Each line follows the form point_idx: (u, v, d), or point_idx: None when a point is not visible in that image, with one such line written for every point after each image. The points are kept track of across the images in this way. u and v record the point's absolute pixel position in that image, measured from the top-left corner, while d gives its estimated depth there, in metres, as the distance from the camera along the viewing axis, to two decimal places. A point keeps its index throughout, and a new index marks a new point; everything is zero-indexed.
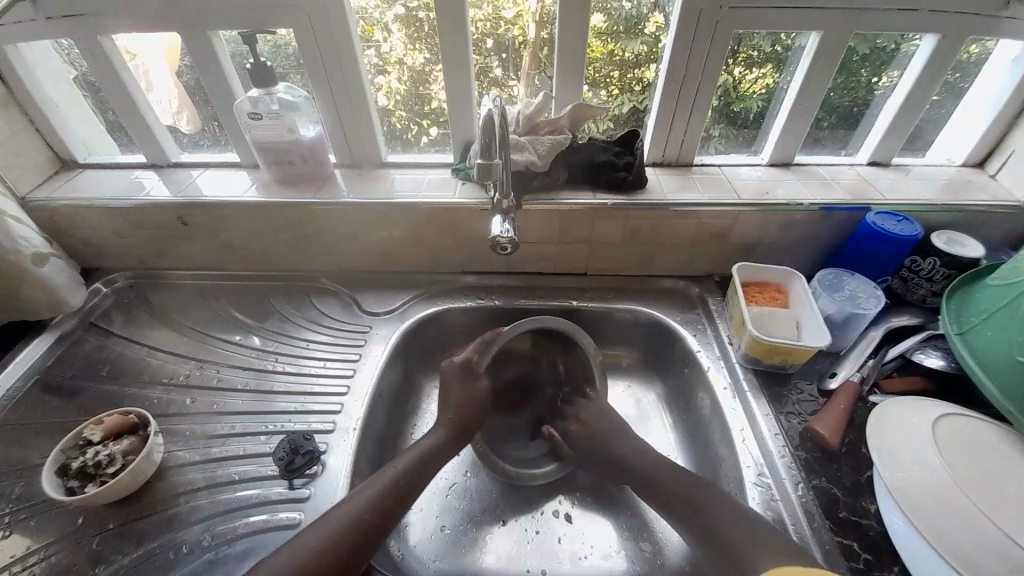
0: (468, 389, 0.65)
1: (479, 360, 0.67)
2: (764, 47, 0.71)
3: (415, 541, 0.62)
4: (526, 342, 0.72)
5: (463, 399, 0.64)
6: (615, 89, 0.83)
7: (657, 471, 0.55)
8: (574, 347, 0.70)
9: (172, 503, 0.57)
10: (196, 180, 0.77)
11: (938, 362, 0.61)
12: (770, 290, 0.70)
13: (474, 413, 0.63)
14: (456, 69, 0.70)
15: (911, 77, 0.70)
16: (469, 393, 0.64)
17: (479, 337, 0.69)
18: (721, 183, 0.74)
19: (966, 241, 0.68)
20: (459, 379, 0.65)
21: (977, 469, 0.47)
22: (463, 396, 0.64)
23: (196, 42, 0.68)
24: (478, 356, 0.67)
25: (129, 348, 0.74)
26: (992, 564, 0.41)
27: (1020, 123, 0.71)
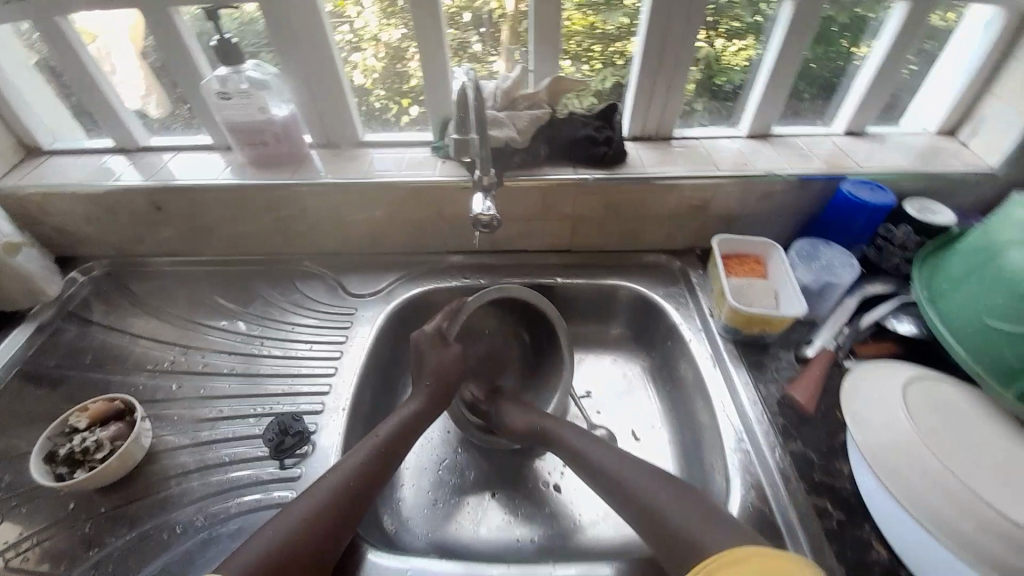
0: (442, 354, 0.65)
1: (449, 326, 0.67)
2: (744, 18, 0.70)
3: (409, 516, 0.63)
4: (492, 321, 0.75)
5: (450, 366, 0.64)
6: (597, 64, 0.76)
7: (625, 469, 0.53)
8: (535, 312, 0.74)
9: (164, 485, 0.57)
10: (167, 164, 0.75)
11: (909, 328, 0.63)
12: (749, 261, 0.71)
13: (453, 377, 0.64)
14: (432, 44, 0.69)
15: (884, 47, 0.70)
16: (454, 360, 0.65)
17: (445, 307, 0.69)
18: (701, 157, 0.74)
19: (938, 208, 0.69)
20: (430, 345, 0.65)
21: (944, 430, 0.50)
22: (448, 365, 0.64)
23: (158, 20, 0.65)
24: (448, 323, 0.67)
25: (110, 335, 0.73)
26: (962, 521, 0.44)
27: (992, 91, 0.72)
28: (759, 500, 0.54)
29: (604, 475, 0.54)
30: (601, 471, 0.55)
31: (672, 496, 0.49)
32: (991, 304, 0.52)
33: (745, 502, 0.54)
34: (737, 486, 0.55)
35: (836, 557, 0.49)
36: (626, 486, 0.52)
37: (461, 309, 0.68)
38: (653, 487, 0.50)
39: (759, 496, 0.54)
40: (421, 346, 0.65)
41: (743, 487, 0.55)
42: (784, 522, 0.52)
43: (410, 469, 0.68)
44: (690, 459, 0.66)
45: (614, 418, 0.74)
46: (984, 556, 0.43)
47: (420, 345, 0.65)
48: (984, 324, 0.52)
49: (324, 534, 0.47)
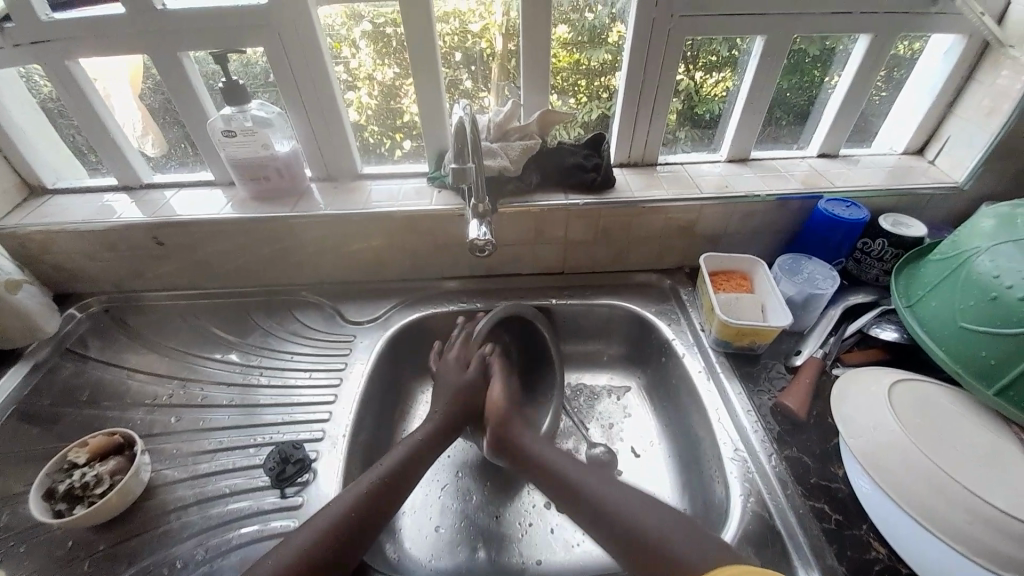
0: (458, 376, 0.70)
1: (464, 353, 0.73)
2: (721, 52, 0.75)
3: (410, 544, 0.63)
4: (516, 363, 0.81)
5: (467, 386, 0.68)
6: (582, 97, 0.81)
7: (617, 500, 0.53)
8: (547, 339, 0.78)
9: (162, 520, 0.56)
10: (170, 200, 0.77)
11: (892, 334, 0.66)
12: (735, 277, 0.74)
13: (471, 395, 0.68)
14: (427, 81, 0.73)
15: (849, 77, 0.75)
16: (471, 381, 0.69)
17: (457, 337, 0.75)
18: (685, 180, 0.78)
19: (911, 222, 0.73)
20: (450, 371, 0.70)
21: (929, 426, 0.51)
22: (463, 383, 0.68)
23: (165, 65, 0.68)
24: (466, 347, 0.73)
25: (107, 371, 0.73)
26: (957, 515, 0.45)
27: (952, 112, 0.77)
28: (760, 507, 0.54)
29: (595, 508, 0.53)
30: (592, 502, 0.53)
31: (666, 528, 0.49)
32: (964, 306, 0.55)
33: (747, 512, 0.54)
34: (736, 493, 0.56)
35: (837, 558, 0.50)
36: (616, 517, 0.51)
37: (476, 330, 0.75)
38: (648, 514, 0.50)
39: (760, 504, 0.55)
40: (446, 372, 0.71)
41: (742, 494, 0.56)
42: (786, 530, 0.53)
43: (412, 495, 0.67)
44: (689, 473, 0.66)
45: (614, 435, 0.74)
46: (976, 546, 0.43)
47: (443, 369, 0.71)
48: (961, 327, 0.55)
49: (322, 552, 0.47)
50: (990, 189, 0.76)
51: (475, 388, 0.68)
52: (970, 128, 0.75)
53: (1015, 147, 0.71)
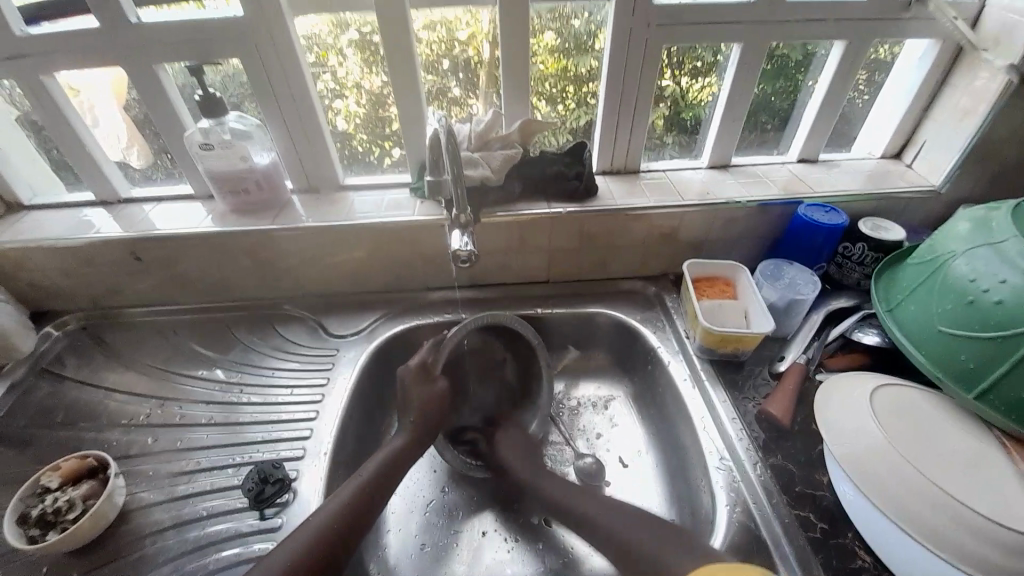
0: (427, 390, 0.66)
1: (435, 361, 0.68)
2: (705, 58, 0.75)
3: (396, 563, 0.61)
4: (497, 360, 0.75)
5: (437, 401, 0.65)
6: (570, 103, 0.80)
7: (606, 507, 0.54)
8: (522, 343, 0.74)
9: (136, 546, 0.55)
10: (148, 214, 0.76)
11: (874, 338, 0.66)
12: (719, 284, 0.74)
13: (439, 413, 0.65)
14: (409, 90, 0.73)
15: (826, 81, 0.76)
16: (439, 397, 0.66)
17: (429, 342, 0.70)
18: (667, 187, 0.79)
19: (890, 226, 0.74)
20: (416, 382, 0.66)
21: (912, 432, 0.51)
22: (432, 399, 0.65)
23: (143, 79, 0.68)
24: (433, 358, 0.68)
25: (83, 390, 0.71)
26: (943, 523, 0.45)
27: (927, 117, 0.78)
28: (745, 518, 0.54)
29: (585, 520, 0.55)
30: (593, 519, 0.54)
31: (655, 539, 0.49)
32: (942, 310, 0.55)
33: (733, 523, 0.54)
34: (721, 503, 0.56)
35: (822, 567, 0.50)
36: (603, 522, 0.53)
37: (444, 341, 0.69)
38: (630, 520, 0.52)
39: (744, 514, 0.55)
40: (408, 383, 0.66)
41: (727, 505, 0.56)
42: (772, 540, 0.52)
43: (397, 511, 0.66)
44: (676, 482, 0.66)
45: (601, 444, 0.74)
46: (963, 553, 0.44)
47: (406, 380, 0.66)
48: (939, 331, 0.55)
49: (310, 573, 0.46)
50: (967, 192, 0.77)
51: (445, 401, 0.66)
52: (945, 132, 0.76)
53: (989, 149, 0.73)
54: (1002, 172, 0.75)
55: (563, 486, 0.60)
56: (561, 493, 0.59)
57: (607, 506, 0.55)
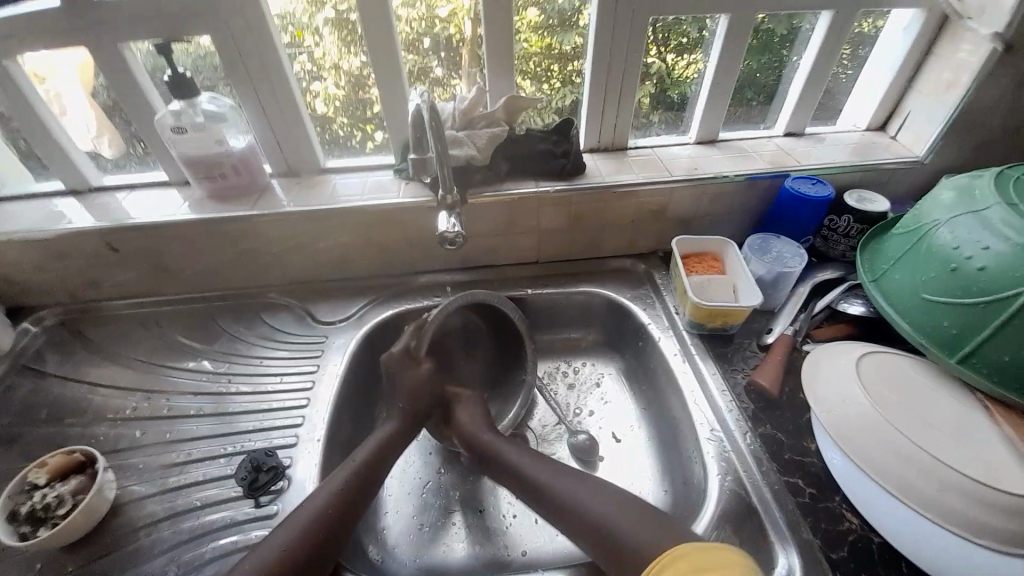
0: (412, 374, 0.65)
1: (419, 345, 0.67)
2: (691, 33, 0.74)
3: (394, 542, 0.62)
4: (489, 339, 0.76)
5: (422, 386, 0.64)
6: (555, 82, 0.79)
7: (587, 494, 0.51)
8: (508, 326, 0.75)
9: (131, 538, 0.54)
10: (122, 203, 0.73)
11: (859, 308, 0.67)
12: (707, 259, 0.74)
13: (427, 398, 0.64)
14: (388, 69, 0.70)
15: (811, 57, 0.76)
16: (425, 381, 0.65)
17: (412, 326, 0.69)
18: (654, 164, 0.78)
19: (875, 198, 0.74)
20: (400, 366, 0.65)
21: (896, 397, 0.53)
22: (418, 384, 0.64)
23: (108, 60, 0.65)
24: (416, 343, 0.67)
25: (66, 386, 0.69)
26: (928, 486, 0.47)
27: (913, 88, 0.78)
28: (736, 486, 0.55)
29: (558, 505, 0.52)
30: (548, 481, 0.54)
31: (632, 522, 0.47)
32: (927, 278, 0.56)
33: (724, 492, 0.55)
34: (713, 473, 0.57)
35: (811, 530, 0.51)
36: (579, 511, 0.50)
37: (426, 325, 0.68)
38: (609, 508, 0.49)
39: (735, 482, 0.56)
40: (392, 367, 0.65)
41: (719, 474, 0.57)
42: (762, 505, 0.54)
43: (392, 495, 0.66)
44: (669, 454, 0.67)
45: (594, 422, 0.75)
46: (951, 516, 0.46)
47: (393, 367, 0.65)
48: (924, 299, 0.56)
49: (313, 561, 0.47)
50: (950, 161, 0.78)
51: (434, 381, 0.66)
52: (930, 104, 0.76)
53: (972, 119, 0.73)
54: (984, 141, 0.76)
55: (525, 454, 0.58)
56: (519, 457, 0.58)
57: (581, 493, 0.52)
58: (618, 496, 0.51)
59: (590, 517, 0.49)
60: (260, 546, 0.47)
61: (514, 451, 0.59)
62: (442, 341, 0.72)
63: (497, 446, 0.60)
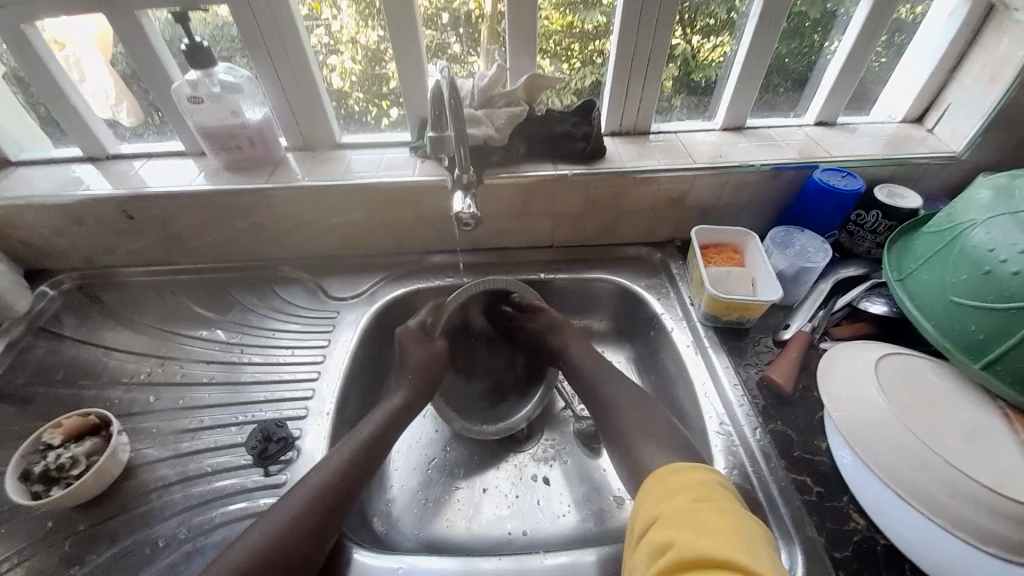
0: (425, 349, 0.65)
1: (435, 323, 0.68)
2: (719, 14, 0.71)
3: (398, 517, 0.63)
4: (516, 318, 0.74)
5: (433, 362, 0.64)
6: (575, 62, 0.76)
7: (631, 405, 0.57)
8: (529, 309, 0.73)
9: (143, 499, 0.56)
10: (138, 171, 0.73)
11: (881, 308, 0.65)
12: (726, 250, 0.72)
13: (436, 373, 0.64)
14: (407, 43, 0.68)
15: (848, 43, 0.72)
16: (436, 357, 0.65)
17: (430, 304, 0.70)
18: (677, 149, 0.75)
19: (906, 193, 0.71)
20: (415, 340, 0.66)
21: (913, 401, 0.51)
22: (428, 360, 0.64)
23: (124, 25, 0.64)
24: (432, 320, 0.68)
25: (83, 349, 0.71)
26: (940, 492, 0.46)
27: (955, 79, 0.74)
28: (743, 480, 0.55)
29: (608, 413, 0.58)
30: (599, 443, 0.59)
31: (644, 426, 0.54)
32: (956, 280, 0.54)
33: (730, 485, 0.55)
34: (720, 465, 0.57)
35: (816, 528, 0.51)
36: (617, 417, 0.57)
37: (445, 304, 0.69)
38: (640, 412, 0.56)
39: (742, 476, 0.55)
40: (406, 341, 0.65)
41: (726, 467, 0.56)
42: (768, 501, 0.53)
43: (398, 470, 0.67)
44: None
45: None
46: (961, 522, 0.45)
47: (404, 339, 0.66)
48: (951, 302, 0.54)
49: (313, 534, 0.47)
50: (988, 158, 0.74)
51: (444, 359, 0.66)
52: (973, 96, 0.72)
53: (1017, 114, 0.69)
54: None
55: (609, 373, 0.63)
56: (604, 376, 0.62)
57: (626, 403, 0.58)
58: (654, 406, 0.57)
59: (620, 419, 0.56)
60: (266, 515, 0.47)
61: (596, 370, 0.63)
62: (461, 324, 0.73)
63: (588, 369, 0.64)
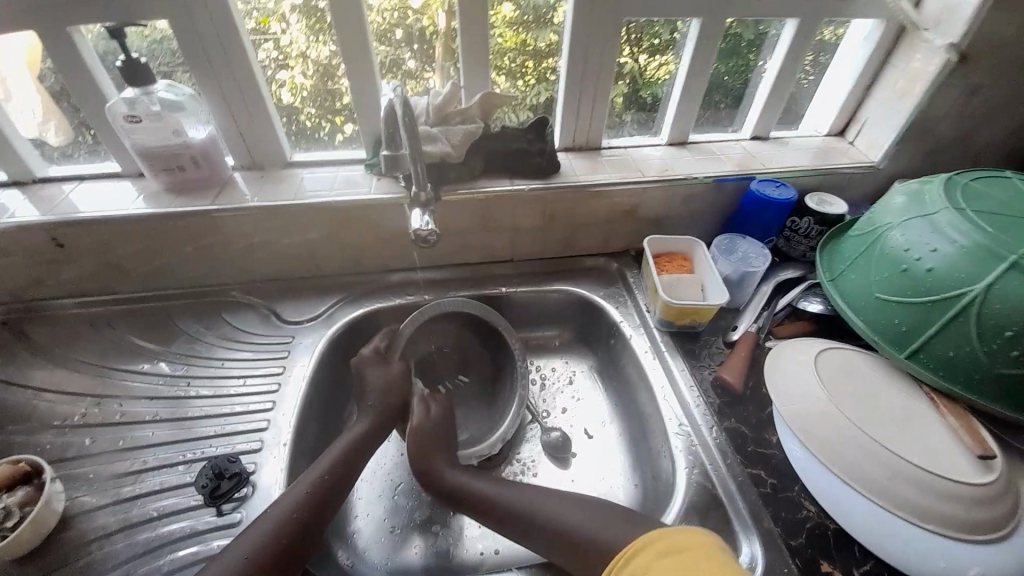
0: (384, 372, 0.66)
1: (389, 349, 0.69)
2: (663, 35, 0.75)
3: (366, 546, 0.61)
4: (471, 341, 0.78)
5: (396, 382, 0.65)
6: (530, 79, 0.79)
7: (568, 507, 0.52)
8: (490, 334, 0.76)
9: (85, 551, 0.52)
10: (69, 195, 0.69)
11: (818, 306, 0.70)
12: (676, 259, 0.76)
13: (400, 392, 0.65)
14: (360, 59, 0.68)
15: (777, 64, 0.79)
16: (397, 377, 0.66)
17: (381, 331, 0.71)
18: (627, 164, 0.79)
19: (833, 200, 0.78)
20: (371, 366, 0.66)
21: (849, 391, 0.56)
22: (390, 382, 0.65)
23: (52, 42, 0.60)
24: (386, 343, 0.69)
25: (9, 391, 0.65)
26: (878, 474, 0.50)
27: (869, 96, 0.82)
28: (703, 478, 0.57)
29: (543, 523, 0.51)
30: (540, 516, 0.52)
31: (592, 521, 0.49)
32: (879, 279, 0.59)
33: (692, 485, 0.57)
34: (682, 467, 0.58)
35: (772, 518, 0.53)
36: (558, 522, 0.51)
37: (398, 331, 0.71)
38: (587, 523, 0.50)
39: (703, 474, 0.58)
40: (363, 366, 0.66)
41: (687, 468, 0.58)
42: (726, 496, 0.56)
43: (364, 497, 0.65)
44: (638, 452, 0.69)
45: (566, 421, 0.75)
46: (899, 501, 0.49)
47: (363, 366, 0.66)
48: (877, 299, 0.59)
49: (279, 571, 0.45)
50: (902, 167, 0.82)
51: (405, 377, 0.66)
52: (886, 111, 0.80)
53: (923, 127, 0.77)
54: (932, 148, 0.80)
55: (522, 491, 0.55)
56: (521, 495, 0.54)
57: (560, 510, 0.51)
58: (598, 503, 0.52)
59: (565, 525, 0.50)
60: (224, 554, 0.45)
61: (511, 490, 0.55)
62: (419, 353, 0.75)
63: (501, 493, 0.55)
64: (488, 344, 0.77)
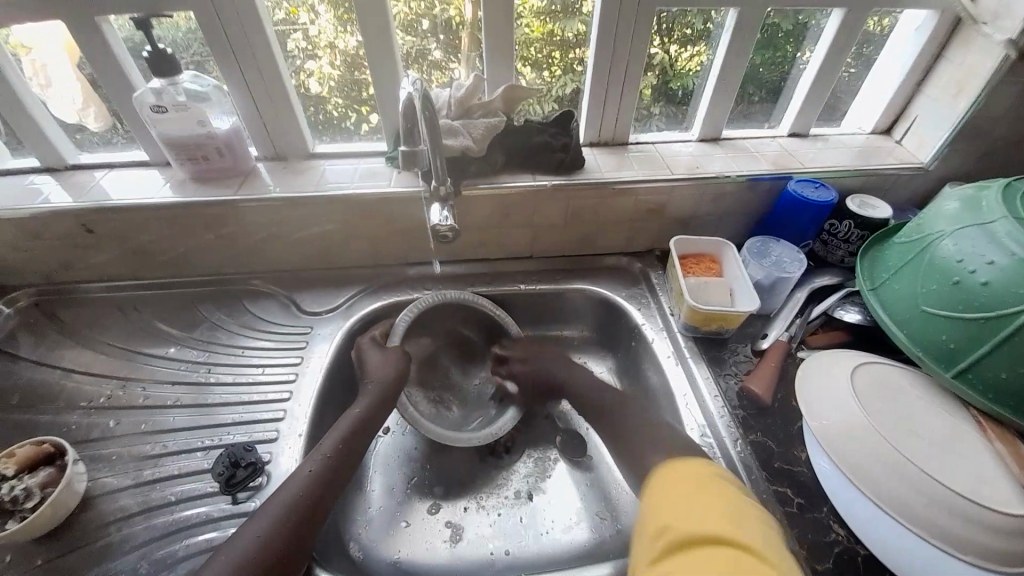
0: (381, 357, 0.65)
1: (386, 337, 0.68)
2: (695, 25, 0.71)
3: (376, 540, 0.61)
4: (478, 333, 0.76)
5: (392, 364, 0.64)
6: (556, 70, 0.76)
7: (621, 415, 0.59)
8: (495, 329, 0.74)
9: (102, 533, 0.53)
10: (99, 182, 0.70)
11: (855, 317, 0.66)
12: (704, 260, 0.73)
13: (397, 372, 0.64)
14: (384, 49, 0.67)
15: (819, 56, 0.74)
16: (393, 359, 0.65)
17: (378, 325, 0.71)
18: (654, 160, 0.76)
19: (876, 203, 0.73)
20: (370, 352, 0.66)
21: (888, 409, 0.52)
22: (386, 363, 0.64)
23: (84, 31, 0.61)
24: (383, 332, 0.69)
25: (39, 371, 0.67)
26: (916, 501, 0.46)
27: (920, 92, 0.77)
28: None
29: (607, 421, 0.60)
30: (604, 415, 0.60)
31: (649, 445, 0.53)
32: (928, 291, 0.55)
33: None
34: None
35: (797, 540, 0.51)
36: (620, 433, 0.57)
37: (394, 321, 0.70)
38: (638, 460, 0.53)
39: None
40: (360, 353, 0.66)
41: None
42: None
43: (377, 490, 0.65)
44: None
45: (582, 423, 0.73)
46: (937, 531, 0.45)
47: (362, 352, 0.66)
48: (923, 312, 0.55)
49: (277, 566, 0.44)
50: (955, 168, 0.76)
51: (400, 361, 0.65)
52: (939, 108, 0.74)
53: (981, 126, 0.71)
54: (991, 149, 0.74)
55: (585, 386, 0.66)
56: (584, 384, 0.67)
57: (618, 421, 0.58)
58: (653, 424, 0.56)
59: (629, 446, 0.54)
60: (227, 545, 0.45)
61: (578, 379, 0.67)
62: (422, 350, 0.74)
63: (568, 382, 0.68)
64: (496, 337, 0.75)
